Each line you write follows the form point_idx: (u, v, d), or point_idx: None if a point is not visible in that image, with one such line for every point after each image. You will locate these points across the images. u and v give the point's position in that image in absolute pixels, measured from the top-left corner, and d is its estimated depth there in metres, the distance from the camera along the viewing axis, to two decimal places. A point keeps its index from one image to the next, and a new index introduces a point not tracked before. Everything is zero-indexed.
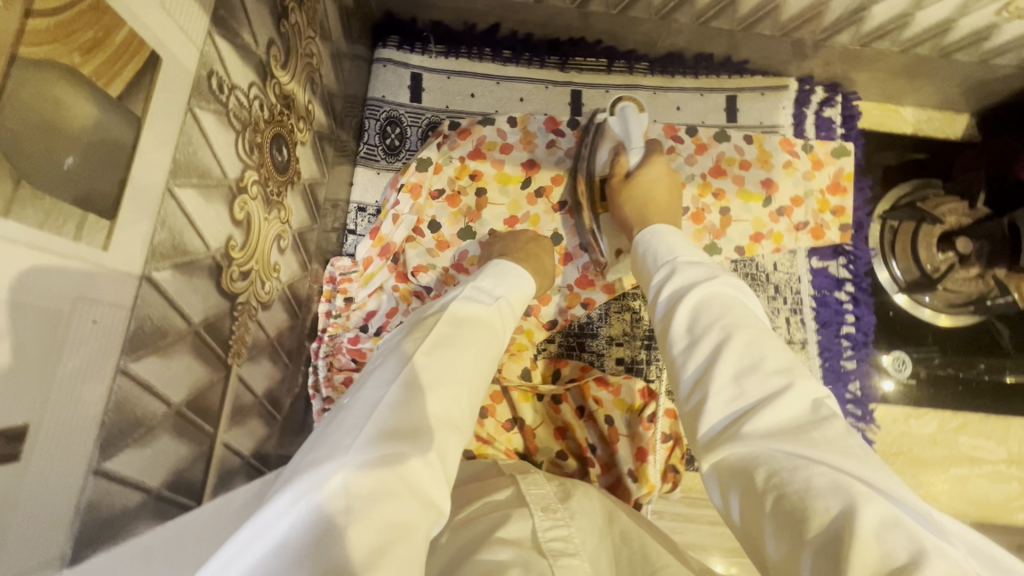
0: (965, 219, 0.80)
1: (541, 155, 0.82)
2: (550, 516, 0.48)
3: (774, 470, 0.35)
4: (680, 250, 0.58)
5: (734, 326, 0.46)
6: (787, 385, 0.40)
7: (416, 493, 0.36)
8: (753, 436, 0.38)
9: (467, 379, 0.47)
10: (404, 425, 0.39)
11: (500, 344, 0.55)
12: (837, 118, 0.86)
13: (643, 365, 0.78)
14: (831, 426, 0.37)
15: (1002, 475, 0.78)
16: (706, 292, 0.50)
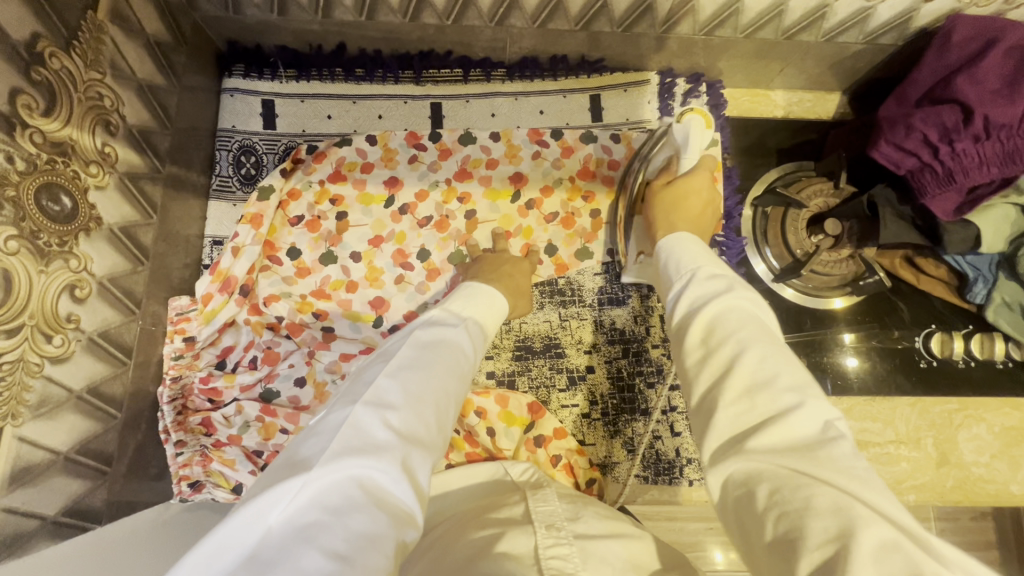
0: (832, 199, 0.79)
1: (403, 171, 0.80)
2: (554, 535, 0.45)
3: (777, 487, 0.33)
4: (704, 261, 0.52)
5: (749, 339, 0.41)
6: (797, 404, 0.37)
7: (382, 505, 0.37)
8: (754, 454, 0.36)
9: (434, 394, 0.47)
10: (370, 443, 0.40)
11: (475, 363, 0.56)
12: (703, 108, 0.85)
13: (517, 377, 0.76)
14: (839, 447, 0.35)
15: (891, 456, 0.77)
16: (728, 303, 0.45)
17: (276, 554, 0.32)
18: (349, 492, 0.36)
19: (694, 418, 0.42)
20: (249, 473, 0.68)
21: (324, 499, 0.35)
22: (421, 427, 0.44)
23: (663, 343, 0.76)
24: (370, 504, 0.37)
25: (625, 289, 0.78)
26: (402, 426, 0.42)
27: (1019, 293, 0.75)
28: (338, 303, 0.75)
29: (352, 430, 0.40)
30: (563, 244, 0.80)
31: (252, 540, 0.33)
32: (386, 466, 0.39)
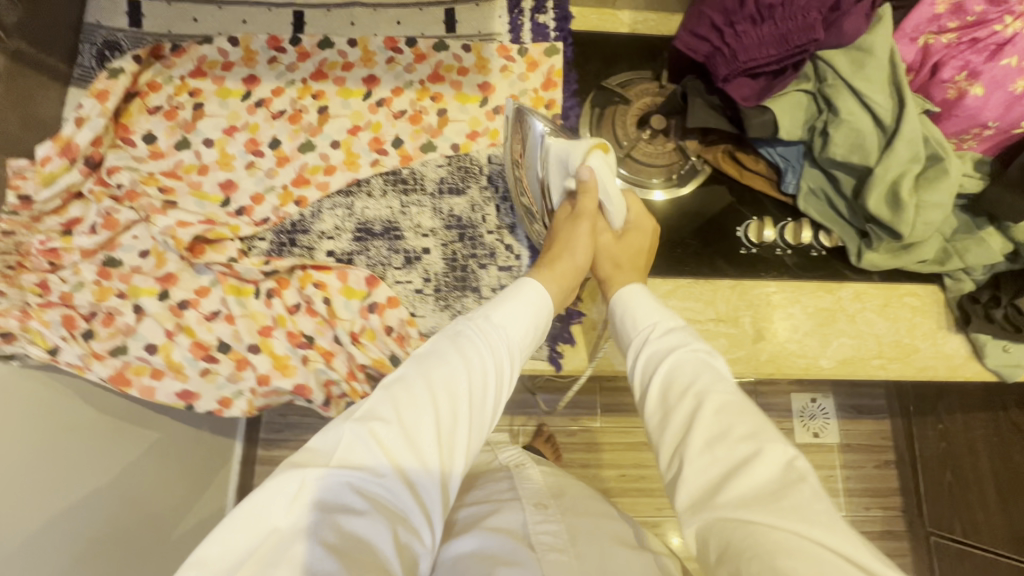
0: (656, 97, 0.86)
1: (262, 70, 0.85)
2: (543, 512, 0.71)
3: (749, 534, 0.43)
4: (657, 314, 0.65)
5: (706, 390, 0.55)
6: (753, 453, 0.49)
7: (382, 514, 0.44)
8: (724, 507, 0.46)
9: (444, 410, 0.50)
10: (365, 457, 0.46)
11: (504, 381, 0.57)
12: (550, 23, 0.90)
13: (356, 256, 0.79)
14: (799, 490, 0.46)
15: (711, 332, 0.83)
16: (682, 358, 0.59)
17: (280, 553, 0.40)
18: (350, 509, 0.43)
19: (668, 480, 0.53)
20: (65, 335, 0.69)
21: (317, 512, 0.42)
22: (416, 441, 0.48)
23: (496, 229, 0.82)
24: (371, 513, 0.44)
25: (463, 180, 0.84)
26: (394, 443, 0.47)
27: (820, 179, 0.82)
28: (188, 183, 0.79)
29: (351, 443, 0.46)
30: (409, 138, 0.84)
31: (255, 543, 0.40)
32: (386, 478, 0.45)
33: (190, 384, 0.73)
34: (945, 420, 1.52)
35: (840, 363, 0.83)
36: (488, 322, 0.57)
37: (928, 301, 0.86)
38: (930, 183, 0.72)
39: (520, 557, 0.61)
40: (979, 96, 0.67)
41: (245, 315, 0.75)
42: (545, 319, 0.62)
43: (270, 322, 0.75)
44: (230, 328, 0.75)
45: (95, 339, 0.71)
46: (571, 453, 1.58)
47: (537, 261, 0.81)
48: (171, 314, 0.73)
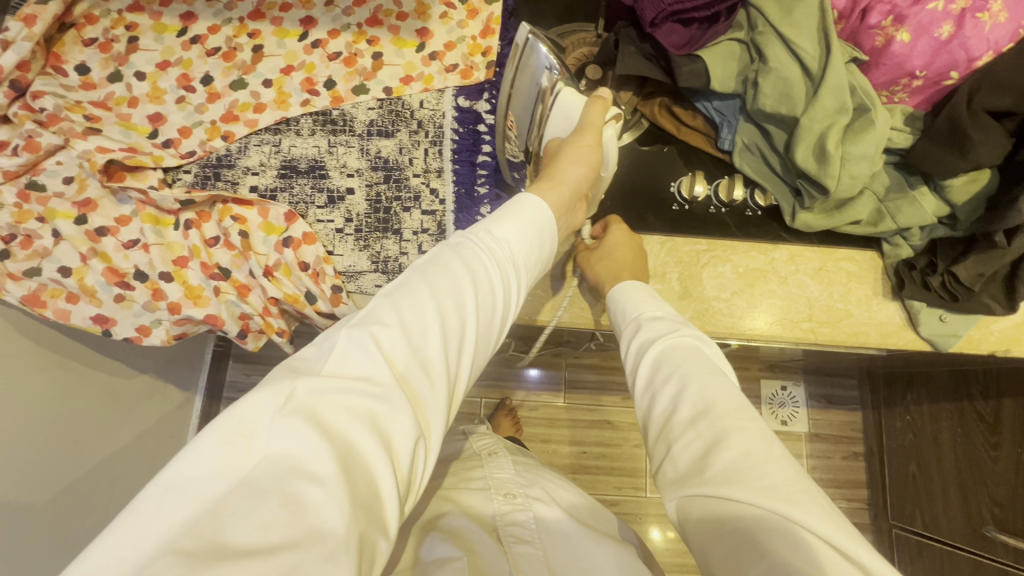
0: (593, 47, 0.84)
1: (200, 8, 0.85)
2: (511, 502, 0.71)
3: (729, 508, 0.43)
4: (646, 305, 0.66)
5: (689, 373, 0.54)
6: (727, 426, 0.47)
7: (382, 432, 0.40)
8: (707, 481, 0.45)
9: (444, 325, 0.47)
10: (359, 372, 0.42)
11: (503, 294, 0.54)
12: None
13: (279, 193, 0.79)
14: (782, 467, 0.44)
15: None
16: (671, 344, 0.59)
17: (270, 480, 0.35)
18: (346, 414, 0.39)
19: (657, 455, 0.52)
20: None
21: (304, 420, 0.38)
22: (416, 347, 0.45)
23: (423, 173, 0.81)
24: (368, 429, 0.39)
25: (393, 123, 0.83)
26: (395, 352, 0.44)
27: (754, 135, 0.80)
28: (116, 115, 0.80)
29: (342, 356, 0.43)
30: (342, 80, 0.84)
31: (240, 468, 0.36)
32: (383, 392, 0.41)
33: (105, 309, 0.73)
34: (913, 411, 1.43)
35: (768, 325, 0.81)
36: (490, 238, 0.55)
37: (865, 267, 0.84)
38: (856, 135, 0.70)
39: (489, 547, 0.62)
40: (906, 43, 0.66)
41: (161, 244, 0.75)
42: (549, 236, 0.60)
43: (187, 254, 0.75)
44: (146, 257, 0.75)
45: (10, 259, 0.72)
46: (531, 427, 1.48)
47: (462, 206, 0.80)
48: (88, 239, 0.74)
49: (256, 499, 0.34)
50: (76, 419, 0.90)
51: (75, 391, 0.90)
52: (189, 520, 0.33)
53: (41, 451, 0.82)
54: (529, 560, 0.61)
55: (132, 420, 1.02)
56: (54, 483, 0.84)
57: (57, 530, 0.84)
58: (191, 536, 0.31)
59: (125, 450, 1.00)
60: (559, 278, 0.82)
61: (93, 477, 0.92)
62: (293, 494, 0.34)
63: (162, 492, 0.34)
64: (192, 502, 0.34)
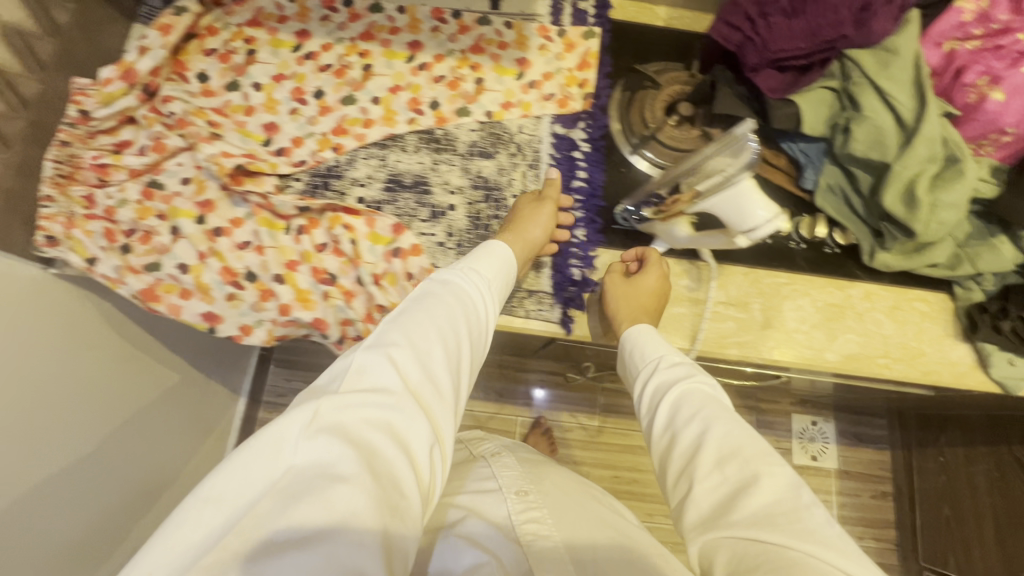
0: (686, 86, 0.88)
1: (314, 26, 0.90)
2: (523, 500, 0.69)
3: (763, 557, 0.45)
4: (666, 349, 0.68)
5: (713, 416, 0.57)
6: (758, 474, 0.50)
7: (401, 443, 0.46)
8: (738, 526, 0.48)
9: (439, 347, 0.55)
10: (383, 386, 0.49)
11: (483, 322, 0.63)
12: (589, 10, 0.95)
13: (385, 205, 0.82)
14: (812, 514, 0.47)
15: (720, 315, 0.84)
16: (689, 387, 0.61)
17: (302, 486, 0.40)
18: (366, 424, 0.46)
19: (679, 501, 0.54)
20: (104, 247, 0.74)
21: (332, 435, 0.44)
22: (424, 369, 0.52)
23: (521, 194, 0.85)
24: (391, 442, 0.45)
25: (494, 145, 0.87)
26: (405, 371, 0.51)
27: (838, 176, 0.84)
28: (233, 122, 0.83)
29: (358, 376, 0.49)
30: (446, 101, 0.88)
31: (271, 475, 0.41)
32: (405, 410, 0.48)
33: (216, 306, 0.76)
34: (947, 452, 1.45)
35: (844, 358, 0.84)
36: (474, 274, 0.65)
37: (937, 308, 0.87)
38: (945, 183, 0.74)
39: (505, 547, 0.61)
40: (999, 101, 0.72)
41: (275, 247, 0.78)
42: (510, 276, 0.71)
43: (297, 257, 0.78)
44: (258, 258, 0.78)
45: (131, 254, 0.75)
46: (567, 447, 1.49)
47: (559, 227, 0.84)
48: (205, 238, 0.77)
49: (291, 501, 0.39)
50: (154, 414, 0.92)
51: (149, 386, 0.91)
52: (233, 520, 0.38)
53: (115, 445, 0.83)
54: (548, 559, 0.59)
55: (196, 422, 1.04)
56: (129, 478, 0.85)
57: (128, 523, 0.85)
58: (234, 540, 0.37)
59: (187, 448, 1.01)
60: None
61: (161, 473, 0.93)
62: (333, 484, 0.41)
63: (200, 505, 0.39)
64: (229, 507, 0.39)
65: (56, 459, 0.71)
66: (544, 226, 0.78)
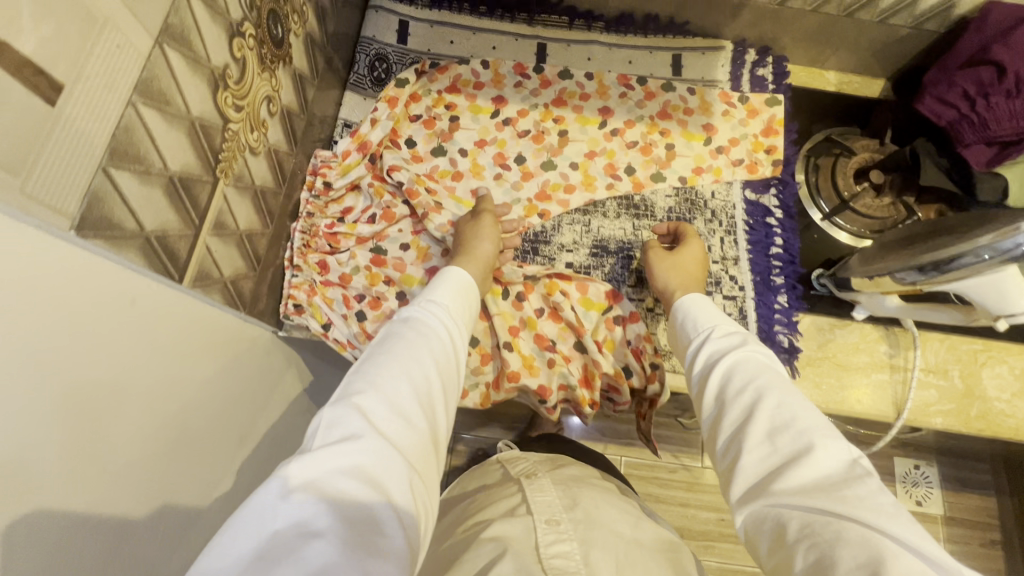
0: (877, 154, 0.91)
1: (509, 93, 0.93)
2: (553, 529, 0.58)
3: (807, 523, 0.41)
4: (715, 321, 0.66)
5: (766, 387, 0.53)
6: (811, 445, 0.46)
7: (376, 483, 0.42)
8: (783, 493, 0.44)
9: (411, 377, 0.52)
10: (348, 432, 0.44)
11: (449, 350, 0.59)
12: (769, 76, 0.98)
13: (594, 271, 0.85)
14: (864, 483, 0.42)
15: (922, 382, 0.85)
16: (745, 357, 0.58)
17: (280, 555, 0.35)
18: (340, 473, 0.41)
19: (725, 474, 0.51)
20: (342, 315, 0.77)
21: (306, 494, 0.38)
22: (394, 406, 0.49)
23: (721, 260, 0.87)
24: (365, 484, 0.41)
25: (690, 211, 0.89)
26: (379, 413, 0.47)
27: None
28: (444, 187, 0.86)
29: (333, 425, 0.45)
30: (640, 167, 0.91)
31: (250, 545, 0.35)
32: (371, 447, 0.43)
33: None
34: None
35: None
36: (428, 302, 0.62)
37: None
38: None
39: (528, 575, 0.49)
40: None
41: (499, 314, 0.79)
42: (471, 299, 0.68)
43: (519, 323, 0.80)
44: (483, 324, 0.81)
45: (365, 320, 0.77)
46: None
47: (761, 293, 0.86)
48: None
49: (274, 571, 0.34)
50: None
51: None
52: None
53: None
54: None
55: None
56: None
57: None
58: None
59: None
60: (849, 368, 0.85)
61: None
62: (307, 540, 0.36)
63: None
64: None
65: (91, 369, 0.40)
66: (489, 237, 0.76)
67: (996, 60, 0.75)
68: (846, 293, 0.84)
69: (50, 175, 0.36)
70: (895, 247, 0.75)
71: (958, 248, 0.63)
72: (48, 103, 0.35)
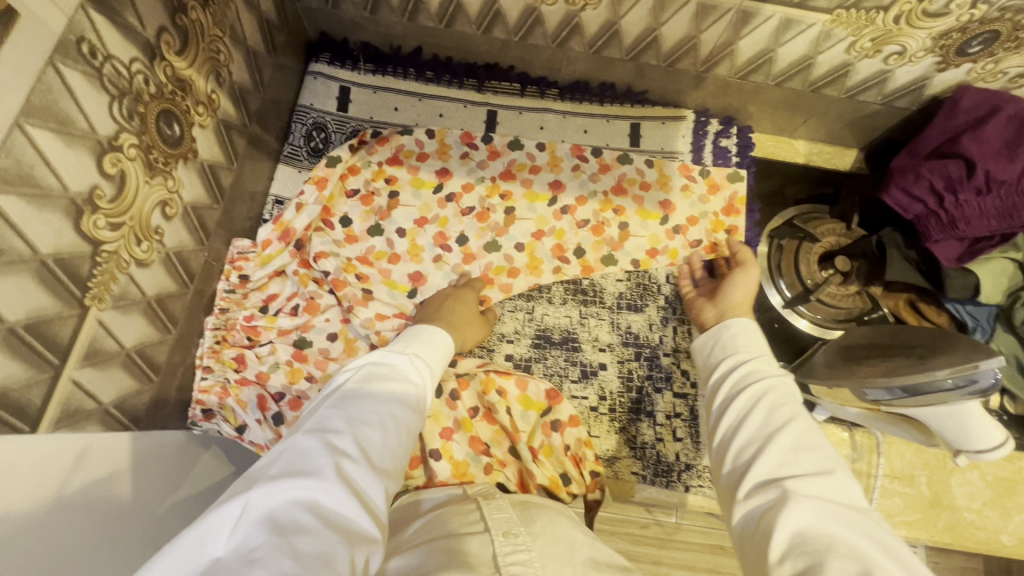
0: (842, 238, 0.86)
1: (455, 164, 0.88)
2: (510, 541, 0.50)
3: (804, 532, 0.42)
4: (752, 344, 0.65)
5: (795, 412, 0.53)
6: (827, 470, 0.47)
7: (330, 522, 0.41)
8: (794, 493, 0.45)
9: (381, 420, 0.52)
10: (308, 465, 0.44)
11: (422, 398, 0.59)
12: (732, 147, 0.92)
13: (533, 364, 0.79)
14: (867, 514, 0.44)
15: (886, 490, 0.79)
16: (773, 385, 0.57)
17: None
18: (294, 505, 0.41)
19: (732, 476, 0.52)
20: (257, 418, 0.72)
21: (256, 525, 0.39)
22: (359, 445, 0.48)
23: (673, 352, 0.81)
24: (317, 521, 0.40)
25: (641, 297, 0.84)
26: (343, 449, 0.47)
27: (1013, 346, 0.75)
28: (379, 271, 0.81)
29: (298, 457, 0.45)
30: (590, 248, 0.85)
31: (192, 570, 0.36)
32: (330, 485, 0.43)
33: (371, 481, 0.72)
34: None
35: None
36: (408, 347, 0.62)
37: None
38: None
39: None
40: None
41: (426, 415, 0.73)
42: (448, 350, 0.68)
43: (451, 425, 0.74)
44: None
45: (282, 424, 0.72)
46: None
47: None
48: None
49: None
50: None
51: None
52: None
53: None
54: None
55: None
56: None
57: None
58: None
59: None
60: None
61: None
62: (250, 567, 0.36)
63: None
64: None
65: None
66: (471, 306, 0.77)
67: (965, 155, 0.69)
68: (804, 394, 0.80)
69: None
70: (856, 358, 0.70)
71: (916, 377, 0.58)
72: None
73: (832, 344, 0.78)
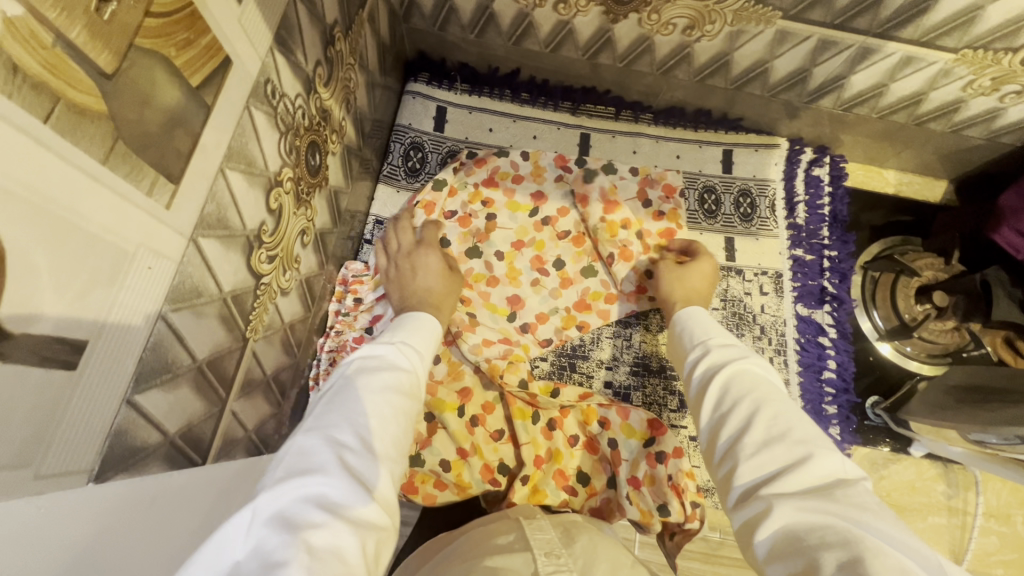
0: (942, 273, 0.85)
1: (550, 188, 0.85)
2: (553, 561, 0.47)
3: (801, 527, 0.37)
4: (712, 332, 0.61)
5: (762, 399, 0.48)
6: (808, 455, 0.42)
7: (345, 519, 0.35)
8: (778, 497, 0.40)
9: (381, 406, 0.45)
10: (313, 461, 0.38)
11: (419, 382, 0.52)
12: (825, 176, 0.90)
13: (631, 392, 0.82)
14: (858, 489, 0.39)
15: (984, 528, 0.79)
16: (740, 369, 0.53)
17: None
18: (304, 503, 0.35)
19: (722, 482, 0.46)
20: None
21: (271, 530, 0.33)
22: (362, 436, 0.42)
23: None
24: (331, 518, 0.35)
25: (737, 326, 0.84)
26: (349, 442, 0.41)
27: None
28: (479, 294, 0.81)
29: (301, 456, 0.39)
30: None
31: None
32: (341, 480, 0.37)
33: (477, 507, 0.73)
34: None
35: None
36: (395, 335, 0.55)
37: None
38: None
39: None
40: None
41: (529, 441, 0.74)
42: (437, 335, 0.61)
43: (545, 454, 0.75)
44: (513, 450, 0.75)
45: None
46: None
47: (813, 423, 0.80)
48: (465, 433, 0.74)
49: None
50: None
51: None
52: None
53: None
54: None
55: None
56: None
57: None
58: None
59: None
60: (903, 508, 0.80)
61: None
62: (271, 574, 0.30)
63: None
64: None
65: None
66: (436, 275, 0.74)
67: None
68: (904, 430, 0.80)
69: (64, 445, 0.31)
70: (970, 401, 0.70)
71: None
72: (70, 368, 0.30)
73: (935, 384, 0.79)
